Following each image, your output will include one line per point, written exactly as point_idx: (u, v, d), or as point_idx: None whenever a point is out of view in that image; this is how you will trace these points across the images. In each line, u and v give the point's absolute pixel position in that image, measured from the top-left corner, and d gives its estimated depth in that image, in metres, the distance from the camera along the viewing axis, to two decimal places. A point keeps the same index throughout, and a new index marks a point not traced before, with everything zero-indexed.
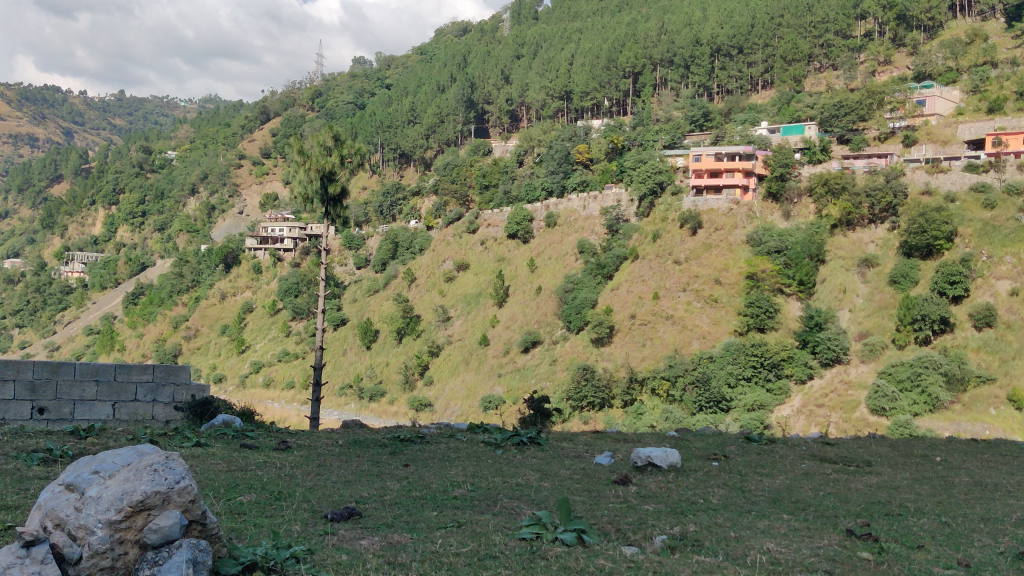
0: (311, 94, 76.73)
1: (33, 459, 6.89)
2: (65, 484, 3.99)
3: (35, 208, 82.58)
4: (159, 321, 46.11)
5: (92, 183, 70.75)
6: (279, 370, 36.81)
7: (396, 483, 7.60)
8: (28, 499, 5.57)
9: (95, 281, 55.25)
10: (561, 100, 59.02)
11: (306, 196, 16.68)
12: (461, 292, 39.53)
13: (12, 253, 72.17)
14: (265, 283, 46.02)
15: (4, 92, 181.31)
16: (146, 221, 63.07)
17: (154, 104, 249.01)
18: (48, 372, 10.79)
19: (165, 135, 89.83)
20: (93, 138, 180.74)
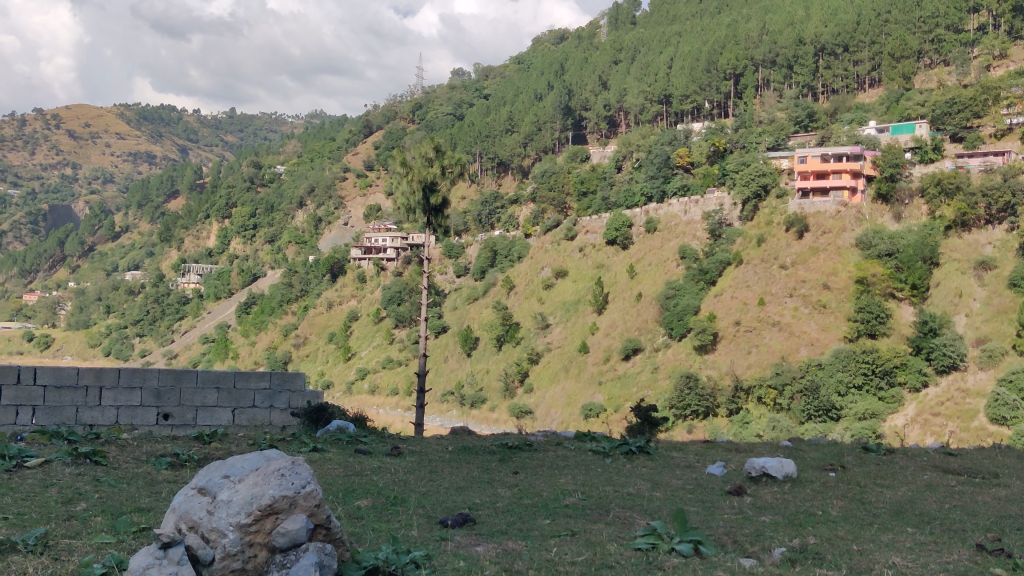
0: (412, 107, 77.96)
1: (162, 463, 7.18)
2: (198, 486, 4.12)
3: (153, 222, 86.58)
4: (270, 329, 47.63)
5: (207, 198, 73.68)
6: (383, 377, 37.49)
7: (506, 489, 7.62)
8: (159, 502, 5.80)
9: (210, 292, 57.55)
10: (660, 104, 58.48)
11: (409, 207, 17.06)
12: (560, 300, 39.45)
13: (133, 266, 75.93)
14: (369, 292, 46.94)
15: (124, 113, 190.51)
16: (257, 233, 65.27)
17: (264, 120, 257.42)
18: (172, 379, 11.26)
19: (274, 150, 92.78)
20: (206, 155, 188.08)
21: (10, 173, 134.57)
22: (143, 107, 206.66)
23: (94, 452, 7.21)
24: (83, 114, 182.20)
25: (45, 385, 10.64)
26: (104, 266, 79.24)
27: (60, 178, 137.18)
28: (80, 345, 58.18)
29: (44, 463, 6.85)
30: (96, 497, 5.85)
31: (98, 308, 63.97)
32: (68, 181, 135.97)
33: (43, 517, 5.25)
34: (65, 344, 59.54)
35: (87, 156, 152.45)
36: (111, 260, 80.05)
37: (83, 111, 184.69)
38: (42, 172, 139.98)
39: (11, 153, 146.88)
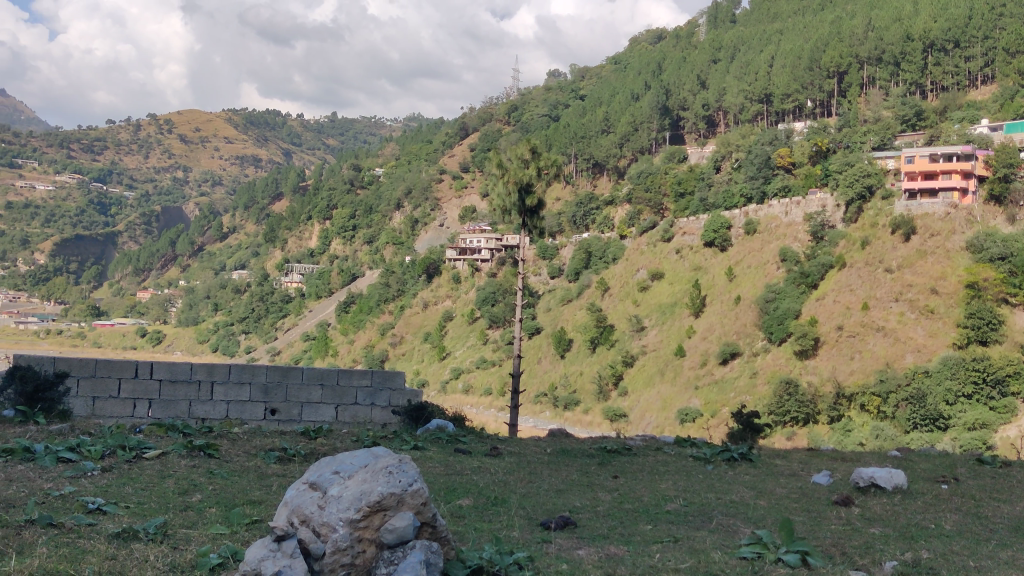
0: (507, 109, 78.21)
1: (271, 457, 7.39)
2: (310, 482, 4.23)
3: (258, 223, 89.31)
4: (368, 328, 48.56)
5: (309, 200, 75.58)
6: (477, 377, 37.78)
7: (606, 494, 7.55)
8: (269, 496, 5.95)
9: (311, 291, 59.02)
10: (760, 103, 57.37)
11: (504, 208, 17.15)
12: (656, 302, 38.99)
13: (240, 266, 78.53)
14: (464, 292, 47.33)
15: (232, 119, 197.18)
16: (356, 234, 66.65)
17: (364, 123, 262.67)
18: (279, 375, 11.58)
19: (373, 153, 94.52)
20: (309, 158, 193.02)
21: (127, 175, 141.31)
22: (249, 112, 213.51)
23: (207, 445, 7.47)
24: (194, 119, 189.57)
25: (161, 379, 11.15)
26: (212, 265, 82.35)
27: (173, 180, 142.99)
28: (190, 341, 60.61)
29: (161, 454, 7.13)
30: (209, 490, 6.04)
31: (207, 306, 66.43)
32: (179, 183, 141.54)
33: (162, 506, 5.46)
34: (176, 339, 62.12)
35: (198, 160, 158.76)
36: (219, 259, 83.10)
37: (193, 117, 192.22)
38: (156, 175, 146.41)
39: (127, 156, 154.27)
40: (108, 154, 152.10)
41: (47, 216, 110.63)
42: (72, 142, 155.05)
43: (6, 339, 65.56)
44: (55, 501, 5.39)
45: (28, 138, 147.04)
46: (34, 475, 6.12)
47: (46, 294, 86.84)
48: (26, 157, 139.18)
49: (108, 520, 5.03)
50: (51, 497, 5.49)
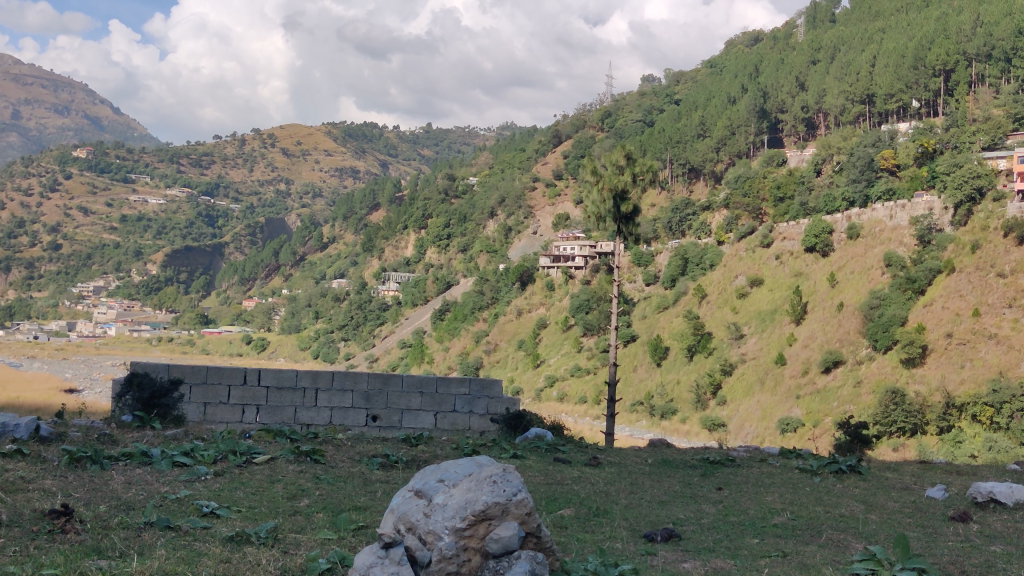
0: (601, 116, 77.68)
1: (374, 464, 7.50)
2: (415, 489, 4.26)
3: (356, 233, 91.16)
4: (463, 335, 49.00)
5: (405, 210, 76.82)
6: (572, 386, 37.66)
7: (710, 506, 7.38)
8: (374, 502, 6.03)
9: (407, 299, 59.88)
10: (862, 104, 56.03)
11: (599, 215, 17.10)
12: (755, 309, 38.14)
13: (339, 275, 80.41)
14: (559, 300, 47.27)
15: (331, 132, 202.12)
16: (451, 242, 67.36)
17: (458, 133, 265.36)
18: (380, 383, 11.76)
19: (468, 162, 95.34)
20: (405, 168, 196.09)
21: (232, 189, 146.50)
22: (348, 126, 218.51)
23: (313, 451, 7.63)
24: (295, 133, 195.07)
25: (268, 386, 11.48)
26: (313, 275, 84.53)
27: (276, 194, 147.35)
28: (291, 348, 62.37)
29: (269, 459, 7.31)
30: (316, 494, 6.17)
31: (308, 314, 68.21)
32: (282, 196, 145.83)
33: (272, 510, 5.59)
34: (278, 347, 63.95)
35: (299, 172, 163.24)
36: (319, 269, 85.19)
37: (294, 131, 197.86)
38: (259, 188, 151.41)
39: (233, 170, 159.88)
40: (215, 168, 158.00)
41: (158, 228, 115.62)
42: (181, 156, 161.80)
43: (121, 346, 68.73)
44: (171, 503, 5.59)
45: (141, 154, 154.06)
46: (153, 478, 6.37)
47: (158, 304, 90.72)
48: (139, 172, 145.91)
49: (223, 524, 5.17)
50: (167, 499, 5.69)
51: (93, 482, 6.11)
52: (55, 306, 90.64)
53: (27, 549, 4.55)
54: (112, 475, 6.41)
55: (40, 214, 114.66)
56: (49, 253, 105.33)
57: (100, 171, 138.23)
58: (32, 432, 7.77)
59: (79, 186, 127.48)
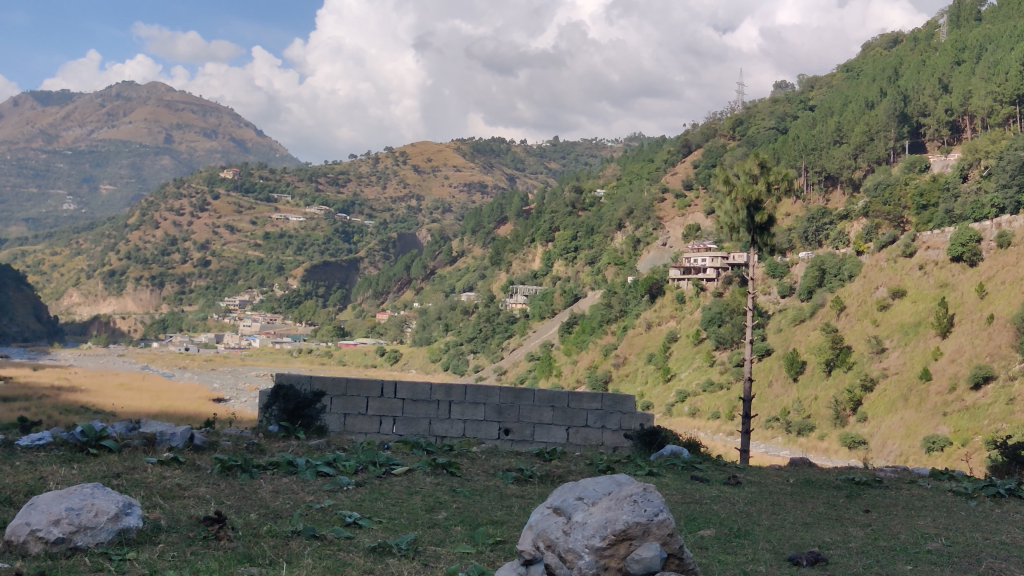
0: (732, 124, 75.84)
1: (509, 478, 7.52)
2: (554, 507, 4.23)
3: (485, 246, 92.22)
4: (592, 348, 48.81)
5: (533, 223, 77.29)
6: (705, 401, 36.90)
7: (858, 529, 7.05)
8: (510, 516, 6.04)
9: (535, 312, 60.12)
10: (1012, 105, 52.56)
11: (732, 226, 16.68)
12: (898, 322, 36.38)
13: (468, 288, 81.74)
14: (689, 313, 46.39)
15: (461, 148, 205.63)
16: (578, 255, 67.23)
17: (584, 146, 264.83)
18: (512, 397, 11.83)
19: (595, 174, 94.95)
20: (533, 182, 197.19)
21: (367, 206, 151.04)
22: (477, 142, 221.70)
23: (449, 464, 7.72)
24: (426, 150, 199.65)
25: (404, 398, 11.73)
26: (443, 288, 86.11)
27: (408, 210, 150.94)
28: (423, 359, 63.80)
29: (407, 471, 7.44)
30: (454, 507, 6.24)
31: (439, 326, 69.56)
32: (413, 212, 149.36)
33: (412, 522, 5.68)
34: (410, 359, 65.44)
35: (429, 188, 166.50)
36: (449, 282, 86.75)
37: (425, 149, 202.66)
38: (392, 205, 155.61)
39: (368, 188, 164.98)
40: (350, 186, 163.48)
41: (298, 244, 120.42)
42: (319, 175, 168.31)
43: (264, 358, 72.01)
44: (317, 513, 5.77)
45: (283, 174, 161.07)
46: (299, 487, 6.58)
47: (298, 317, 94.48)
48: (281, 191, 152.71)
49: (364, 534, 5.28)
50: (312, 509, 5.86)
51: (243, 490, 6.36)
52: (204, 320, 95.94)
53: (185, 554, 4.77)
54: (261, 483, 6.66)
55: (191, 232, 121.70)
56: (199, 269, 111.64)
57: (245, 191, 145.39)
58: (187, 441, 8.16)
59: (226, 206, 134.45)
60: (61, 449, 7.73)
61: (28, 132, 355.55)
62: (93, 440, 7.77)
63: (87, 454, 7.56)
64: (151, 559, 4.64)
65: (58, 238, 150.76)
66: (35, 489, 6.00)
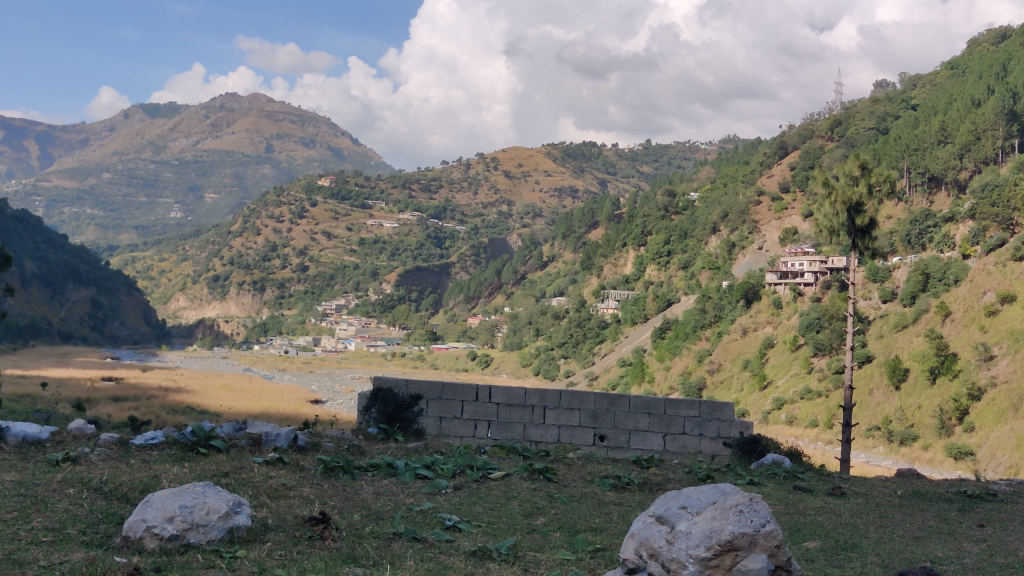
0: (830, 124, 73.60)
1: (606, 485, 7.47)
2: (657, 515, 4.17)
3: (575, 251, 91.83)
4: (685, 354, 48.12)
5: (625, 227, 76.70)
6: (802, 409, 35.98)
7: (973, 545, 6.73)
8: (610, 523, 5.97)
9: (627, 317, 59.64)
10: None
11: (832, 229, 16.16)
12: (1007, 328, 34.68)
13: (559, 293, 81.70)
14: (787, 318, 45.20)
15: (552, 153, 205.24)
16: (671, 259, 66.31)
17: (677, 149, 261.03)
18: (607, 403, 11.72)
19: (688, 177, 93.44)
20: (624, 185, 195.20)
21: (458, 211, 152.36)
22: (567, 146, 221.03)
23: (546, 469, 7.70)
24: (517, 155, 200.16)
25: (499, 403, 11.80)
26: (534, 293, 86.20)
27: (499, 215, 151.49)
28: (514, 364, 64.11)
29: (504, 476, 7.45)
30: (552, 513, 6.20)
31: (530, 331, 69.75)
32: (504, 217, 149.82)
33: (509, 527, 5.68)
34: (501, 363, 65.83)
35: (520, 193, 166.70)
36: (540, 287, 86.80)
37: (516, 154, 203.31)
38: (484, 210, 156.44)
39: (459, 194, 166.40)
40: (443, 192, 165.30)
41: (392, 249, 122.26)
42: (412, 182, 170.72)
43: (359, 361, 73.48)
44: (416, 515, 5.82)
45: (377, 181, 163.98)
46: (398, 489, 6.66)
47: (392, 321, 96.03)
48: (375, 198, 155.50)
49: (465, 538, 5.31)
50: (412, 511, 5.92)
51: (345, 491, 6.47)
52: (303, 323, 98.61)
53: (291, 553, 4.87)
54: (362, 484, 6.77)
55: (290, 238, 125.25)
56: (298, 274, 114.75)
57: (341, 198, 148.76)
58: (291, 441, 8.36)
59: (324, 213, 137.74)
60: (173, 447, 8.03)
61: (139, 143, 371.81)
62: (202, 439, 8.02)
63: (197, 453, 7.82)
64: (260, 557, 4.76)
65: (166, 245, 157.37)
66: (150, 487, 6.22)
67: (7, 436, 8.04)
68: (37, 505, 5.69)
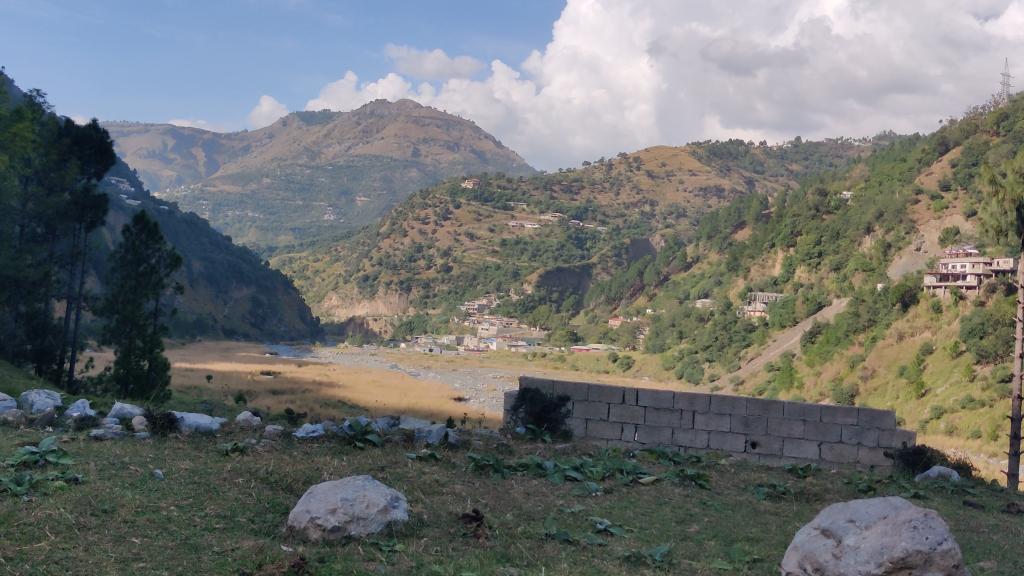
0: (997, 117, 68.57)
1: (761, 493, 7.23)
2: (823, 527, 4.00)
3: (721, 252, 89.64)
4: (837, 359, 46.22)
5: (774, 228, 74.30)
6: (963, 419, 33.95)
7: None
8: (767, 533, 5.76)
9: (775, 320, 57.73)
10: None
11: (1000, 229, 15.07)
12: None
13: (704, 294, 80.14)
14: (947, 323, 42.51)
15: (697, 152, 200.49)
16: (822, 261, 63.74)
17: (829, 147, 249.70)
18: (760, 409, 11.37)
19: (840, 175, 89.33)
20: (773, 183, 188.34)
21: (600, 212, 151.38)
22: (713, 145, 215.50)
23: (699, 476, 7.52)
24: (660, 155, 196.94)
25: (646, 407, 11.61)
26: (678, 294, 84.80)
27: (641, 215, 149.27)
28: (657, 367, 63.50)
29: (655, 481, 7.33)
30: (705, 520, 6.06)
31: (673, 333, 68.83)
32: (646, 217, 147.53)
33: (663, 533, 5.57)
34: (643, 365, 65.25)
35: (663, 194, 163.82)
36: (684, 288, 85.26)
37: (660, 153, 199.81)
38: (626, 211, 154.59)
39: (602, 195, 165.40)
40: (584, 193, 164.70)
41: (533, 250, 122.76)
42: (554, 183, 171.20)
43: (502, 360, 74.46)
44: (567, 517, 5.79)
45: (520, 183, 165.14)
46: (548, 490, 6.66)
47: (533, 321, 96.70)
48: (518, 200, 156.97)
49: (617, 542, 5.23)
50: (563, 513, 5.90)
51: (496, 490, 6.52)
52: (446, 322, 100.66)
53: (447, 549, 4.93)
54: (512, 484, 6.81)
55: (435, 240, 128.28)
56: (442, 275, 117.18)
57: (484, 200, 150.98)
58: (442, 438, 8.51)
59: (467, 215, 139.98)
60: (333, 441, 8.33)
61: (294, 149, 389.36)
62: (359, 434, 8.25)
63: (354, 447, 8.06)
64: (417, 552, 4.84)
65: (320, 246, 164.37)
66: (312, 479, 6.45)
67: (182, 426, 8.53)
68: (209, 493, 5.99)
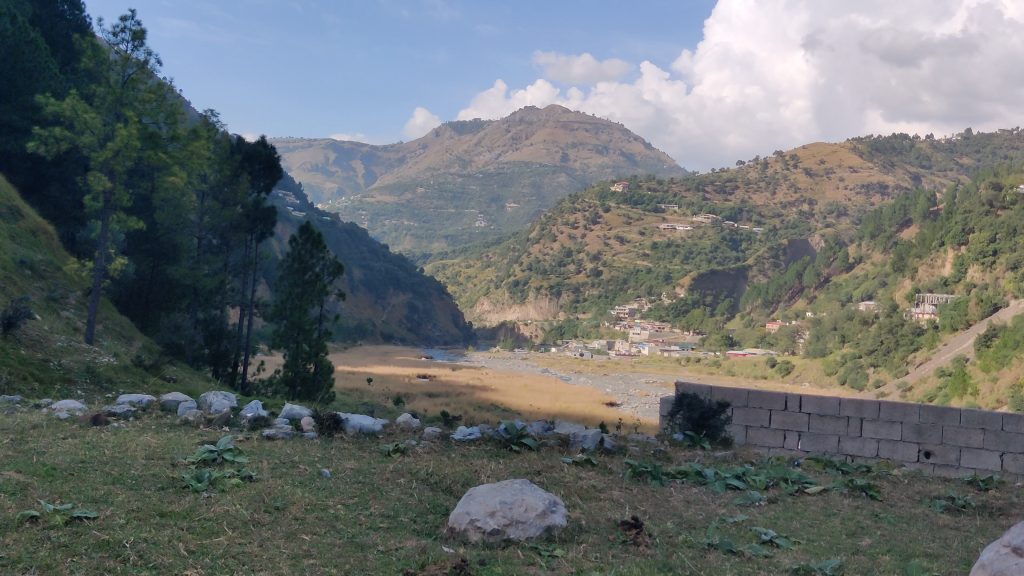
0: None
1: (938, 506, 6.81)
2: (1015, 546, 3.69)
3: (886, 252, 85.44)
4: (1015, 363, 42.86)
5: (942, 225, 70.00)
6: None
7: None
8: (946, 549, 5.40)
9: (945, 322, 54.31)
10: None
11: None
12: None
13: (868, 296, 76.74)
14: None
15: (858, 149, 191.03)
16: (998, 259, 59.33)
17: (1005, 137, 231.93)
18: (934, 416, 10.72)
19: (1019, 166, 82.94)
20: (942, 178, 176.91)
21: (755, 213, 146.71)
22: (875, 141, 204.88)
23: (869, 486, 7.15)
24: (819, 152, 188.77)
25: (810, 413, 11.17)
26: (839, 297, 81.50)
27: (798, 215, 143.57)
28: (819, 372, 61.41)
29: (822, 491, 7.04)
30: (878, 533, 5.75)
31: (835, 337, 66.18)
32: (804, 217, 141.79)
33: (832, 546, 5.32)
34: (803, 371, 63.06)
35: (823, 192, 157.01)
36: (846, 291, 81.74)
37: (819, 150, 191.74)
38: (782, 211, 149.24)
39: (756, 196, 160.48)
40: (737, 195, 160.40)
41: (685, 253, 120.49)
42: (707, 183, 167.56)
43: (655, 365, 73.72)
44: (731, 528, 5.62)
45: (670, 185, 162.67)
46: (708, 499, 6.49)
47: (686, 325, 95.08)
48: (669, 201, 154.73)
49: (783, 554, 5.04)
50: (726, 522, 5.73)
51: (656, 497, 6.42)
52: (597, 327, 100.37)
53: (606, 556, 4.87)
54: (671, 492, 6.67)
55: (585, 245, 128.36)
56: (592, 279, 116.85)
57: (635, 203, 149.80)
58: (598, 443, 8.46)
59: (616, 219, 139.10)
60: (491, 443, 8.42)
61: (448, 159, 399.41)
62: (516, 437, 8.31)
63: (511, 451, 8.13)
64: (577, 557, 4.80)
65: (472, 252, 167.45)
66: (470, 481, 6.54)
67: (347, 426, 8.86)
68: (373, 492, 6.18)
